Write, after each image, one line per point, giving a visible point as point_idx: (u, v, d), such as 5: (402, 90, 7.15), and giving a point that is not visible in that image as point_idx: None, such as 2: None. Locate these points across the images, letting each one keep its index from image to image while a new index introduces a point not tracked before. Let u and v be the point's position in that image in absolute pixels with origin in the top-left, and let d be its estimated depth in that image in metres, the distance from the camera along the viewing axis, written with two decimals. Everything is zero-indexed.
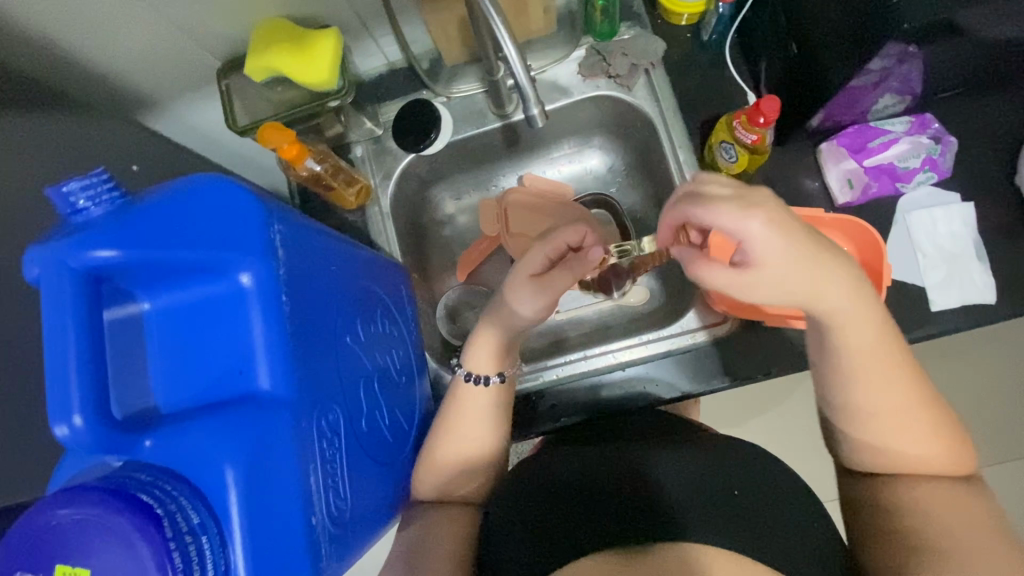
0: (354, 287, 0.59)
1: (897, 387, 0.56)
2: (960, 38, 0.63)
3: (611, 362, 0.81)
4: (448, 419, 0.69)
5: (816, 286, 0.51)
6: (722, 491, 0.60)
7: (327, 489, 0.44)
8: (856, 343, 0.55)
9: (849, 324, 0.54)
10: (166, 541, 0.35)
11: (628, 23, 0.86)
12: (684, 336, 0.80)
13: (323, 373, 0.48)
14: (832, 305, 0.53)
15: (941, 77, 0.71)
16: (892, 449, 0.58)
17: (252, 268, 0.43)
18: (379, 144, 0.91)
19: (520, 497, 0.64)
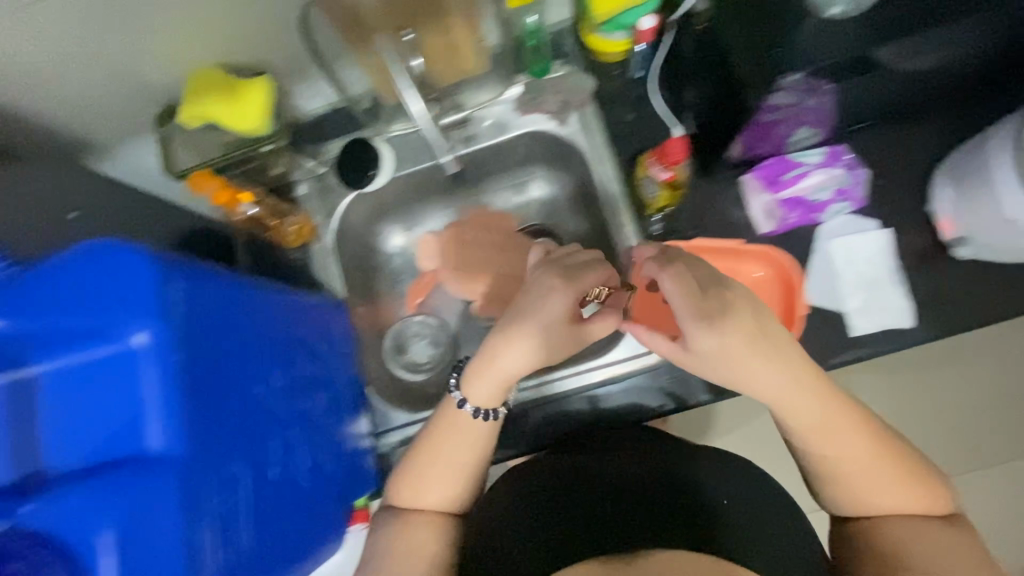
0: (268, 334, 0.61)
1: (853, 433, 0.60)
2: (871, 76, 0.69)
3: (551, 388, 0.83)
4: (438, 443, 0.66)
5: (743, 375, 0.58)
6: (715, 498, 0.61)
7: (220, 542, 0.46)
8: (809, 414, 0.60)
9: (791, 391, 0.59)
10: None
11: (560, 61, 0.89)
12: (619, 360, 0.82)
13: (223, 426, 0.49)
14: (764, 384, 0.59)
15: (846, 110, 0.76)
16: (863, 501, 0.60)
17: (145, 328, 0.45)
18: (322, 182, 0.93)
19: (499, 524, 0.63)
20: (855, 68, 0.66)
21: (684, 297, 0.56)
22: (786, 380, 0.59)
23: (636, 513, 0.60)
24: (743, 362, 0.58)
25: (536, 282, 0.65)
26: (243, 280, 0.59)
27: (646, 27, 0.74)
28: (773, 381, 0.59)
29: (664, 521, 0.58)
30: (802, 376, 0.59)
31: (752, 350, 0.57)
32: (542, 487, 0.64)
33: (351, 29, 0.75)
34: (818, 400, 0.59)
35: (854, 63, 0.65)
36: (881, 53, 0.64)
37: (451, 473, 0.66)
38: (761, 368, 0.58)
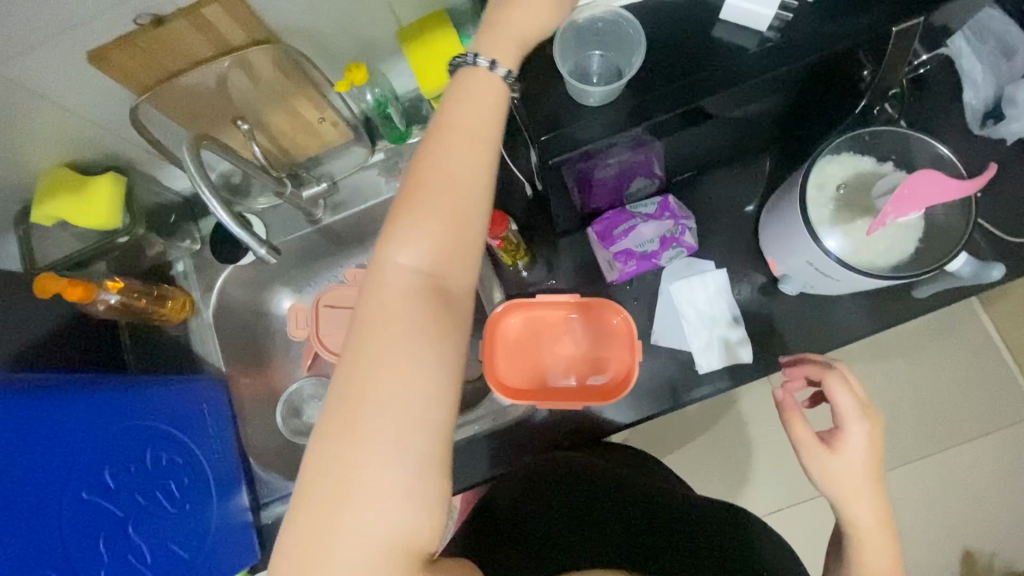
0: (108, 432, 0.64)
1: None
2: (695, 127, 0.72)
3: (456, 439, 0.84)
4: (467, 85, 0.53)
5: (866, 504, 0.61)
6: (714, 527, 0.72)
7: None
8: (874, 554, 0.61)
9: (866, 507, 0.61)
10: None
11: (418, 126, 0.93)
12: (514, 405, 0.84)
13: (27, 539, 0.53)
14: (863, 504, 0.62)
15: (674, 160, 0.79)
16: None
17: None
18: (200, 258, 0.95)
19: (519, 508, 0.75)
20: (677, 121, 0.68)
21: (850, 407, 0.62)
22: (864, 503, 0.61)
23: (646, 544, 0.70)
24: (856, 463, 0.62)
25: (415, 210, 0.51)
26: (76, 383, 0.62)
27: None
28: (863, 495, 0.61)
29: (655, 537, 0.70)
30: (883, 511, 0.62)
31: (864, 459, 0.62)
32: (574, 498, 0.75)
33: (191, 118, 0.77)
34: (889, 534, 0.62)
35: (674, 118, 0.67)
36: (703, 105, 0.65)
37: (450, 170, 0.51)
38: (867, 500, 0.61)
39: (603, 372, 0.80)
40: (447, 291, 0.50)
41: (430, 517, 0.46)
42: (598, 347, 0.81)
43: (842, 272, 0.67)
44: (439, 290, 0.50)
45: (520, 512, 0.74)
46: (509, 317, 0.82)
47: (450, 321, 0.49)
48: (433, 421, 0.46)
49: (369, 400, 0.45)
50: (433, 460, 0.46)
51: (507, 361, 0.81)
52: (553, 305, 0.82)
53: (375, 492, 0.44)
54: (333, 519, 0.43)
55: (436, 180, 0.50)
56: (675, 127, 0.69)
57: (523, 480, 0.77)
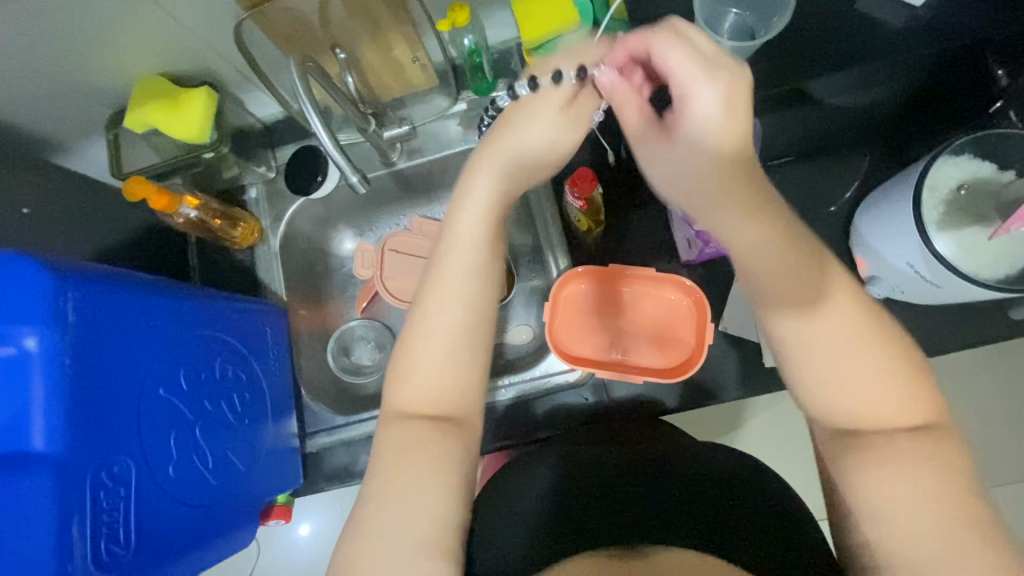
0: (184, 339, 0.64)
1: (885, 387, 0.52)
2: (808, 105, 0.69)
3: (495, 401, 0.83)
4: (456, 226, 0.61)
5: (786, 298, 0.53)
6: (742, 517, 0.61)
7: (98, 536, 0.50)
8: (868, 389, 0.52)
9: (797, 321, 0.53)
10: None
11: (504, 80, 0.91)
12: (558, 371, 0.83)
13: (111, 427, 0.53)
14: (792, 309, 0.53)
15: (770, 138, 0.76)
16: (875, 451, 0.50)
17: (36, 334, 0.49)
18: (272, 186, 0.96)
19: (523, 487, 0.65)
20: (794, 96, 0.66)
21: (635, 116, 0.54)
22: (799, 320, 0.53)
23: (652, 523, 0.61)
24: (750, 255, 0.53)
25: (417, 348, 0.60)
26: (159, 286, 0.63)
27: None
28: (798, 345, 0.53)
29: (670, 519, 0.62)
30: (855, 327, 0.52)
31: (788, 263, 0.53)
32: (577, 472, 0.66)
33: (287, 44, 0.77)
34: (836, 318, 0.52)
35: (792, 92, 0.65)
36: (815, 86, 0.64)
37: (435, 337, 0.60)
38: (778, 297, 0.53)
39: (663, 349, 0.80)
40: (449, 421, 0.59)
41: None
42: (660, 323, 0.81)
43: (944, 277, 0.63)
44: (443, 421, 0.58)
45: (529, 492, 0.65)
46: (573, 284, 0.81)
47: (452, 437, 0.58)
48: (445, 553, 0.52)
49: (384, 524, 0.52)
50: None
51: (568, 326, 0.81)
52: (620, 276, 0.81)
53: None
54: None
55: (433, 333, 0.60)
56: (791, 101, 0.67)
57: (527, 460, 0.68)
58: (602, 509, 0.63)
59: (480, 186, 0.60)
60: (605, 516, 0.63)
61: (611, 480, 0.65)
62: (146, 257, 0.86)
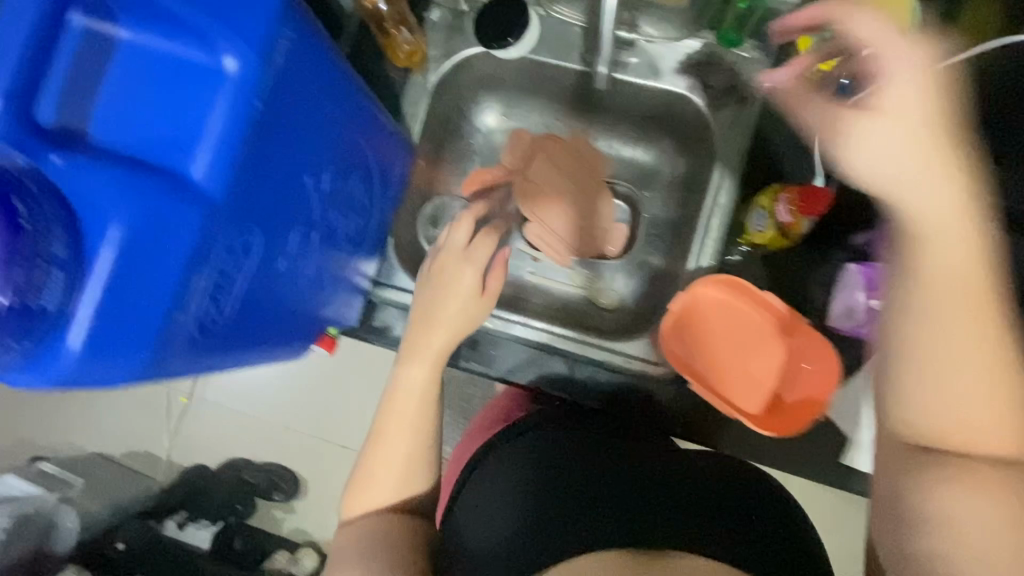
0: (341, 136, 0.57)
1: (983, 390, 0.45)
2: None
3: (547, 344, 0.81)
4: (444, 258, 0.74)
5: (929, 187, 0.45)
6: (750, 547, 0.57)
7: (210, 298, 0.44)
8: (984, 412, 0.45)
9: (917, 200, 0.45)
10: (22, 259, 0.34)
11: (753, 43, 0.79)
12: (616, 343, 0.80)
13: (262, 194, 0.46)
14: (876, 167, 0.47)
15: None
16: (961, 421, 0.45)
17: (242, 55, 0.40)
18: (458, 20, 0.85)
19: (489, 484, 0.65)
20: None
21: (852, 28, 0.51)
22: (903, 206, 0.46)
23: (633, 521, 0.58)
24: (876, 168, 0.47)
25: (447, 269, 0.74)
26: (345, 69, 0.54)
27: None
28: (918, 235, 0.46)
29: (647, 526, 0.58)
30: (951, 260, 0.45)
31: (964, 255, 0.45)
32: (530, 466, 0.65)
33: None
34: (958, 322, 0.45)
35: None
36: None
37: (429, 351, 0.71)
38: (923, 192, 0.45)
39: (761, 401, 0.74)
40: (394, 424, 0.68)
41: (404, 487, 0.67)
42: (770, 372, 0.74)
43: None
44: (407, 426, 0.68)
45: (494, 489, 0.64)
46: (715, 287, 0.75)
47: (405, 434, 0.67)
48: (402, 455, 0.67)
49: (386, 425, 0.68)
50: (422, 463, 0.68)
51: (681, 325, 0.76)
52: (757, 306, 0.74)
53: (375, 472, 0.66)
54: (404, 431, 0.67)
55: (414, 364, 0.71)
56: None
57: (507, 455, 0.68)
58: (553, 506, 0.60)
59: (452, 302, 0.72)
60: (577, 519, 0.58)
61: (574, 484, 0.63)
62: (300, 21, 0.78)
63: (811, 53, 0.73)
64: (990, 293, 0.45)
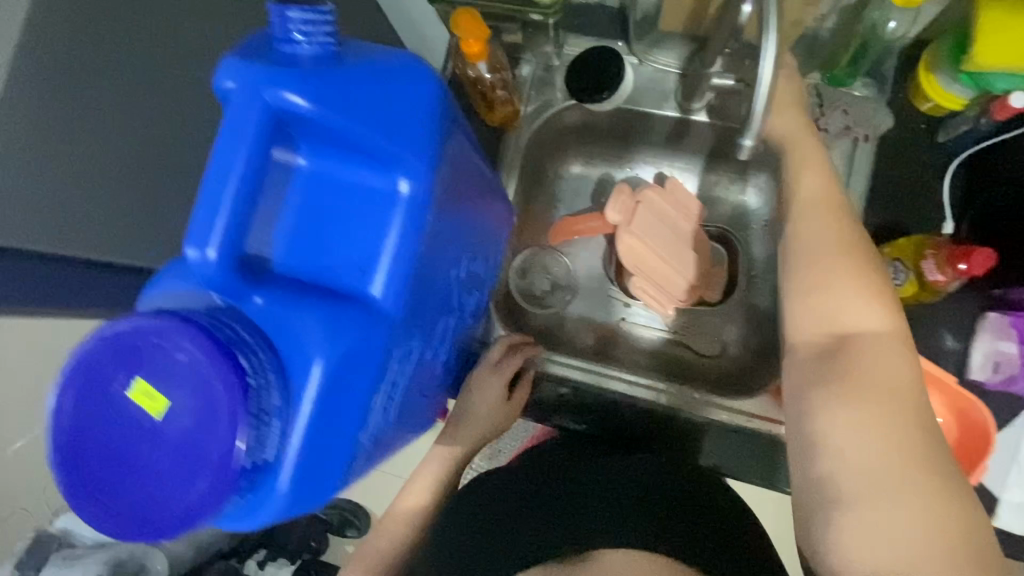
0: (473, 218, 0.56)
1: (863, 313, 0.54)
2: None
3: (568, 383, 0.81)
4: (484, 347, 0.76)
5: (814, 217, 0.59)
6: (643, 515, 0.64)
7: (382, 410, 0.44)
8: (856, 318, 0.54)
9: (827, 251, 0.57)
10: (246, 415, 0.33)
11: (867, 80, 0.75)
12: (625, 374, 0.79)
13: (423, 298, 0.46)
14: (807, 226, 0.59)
15: None
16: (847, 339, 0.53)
17: (420, 174, 0.39)
18: (548, 74, 0.83)
19: (480, 495, 0.73)
20: None
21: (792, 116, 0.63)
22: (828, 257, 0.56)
23: (573, 519, 0.65)
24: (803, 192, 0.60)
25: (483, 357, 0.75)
26: (476, 154, 0.54)
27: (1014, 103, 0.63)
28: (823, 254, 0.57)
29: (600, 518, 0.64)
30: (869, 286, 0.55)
31: (827, 225, 0.58)
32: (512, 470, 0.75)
33: None
34: (852, 289, 0.55)
35: None
36: None
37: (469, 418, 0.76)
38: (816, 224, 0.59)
39: None
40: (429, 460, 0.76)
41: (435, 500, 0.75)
42: None
43: None
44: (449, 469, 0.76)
45: (485, 495, 0.73)
46: None
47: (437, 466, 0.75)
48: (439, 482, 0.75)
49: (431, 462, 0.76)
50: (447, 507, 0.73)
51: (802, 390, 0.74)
52: None
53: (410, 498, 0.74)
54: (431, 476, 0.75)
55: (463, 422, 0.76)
56: None
57: (485, 480, 0.75)
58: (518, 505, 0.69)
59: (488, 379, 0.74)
60: (546, 524, 0.65)
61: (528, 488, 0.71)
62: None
63: (937, 89, 0.70)
64: (857, 258, 0.56)
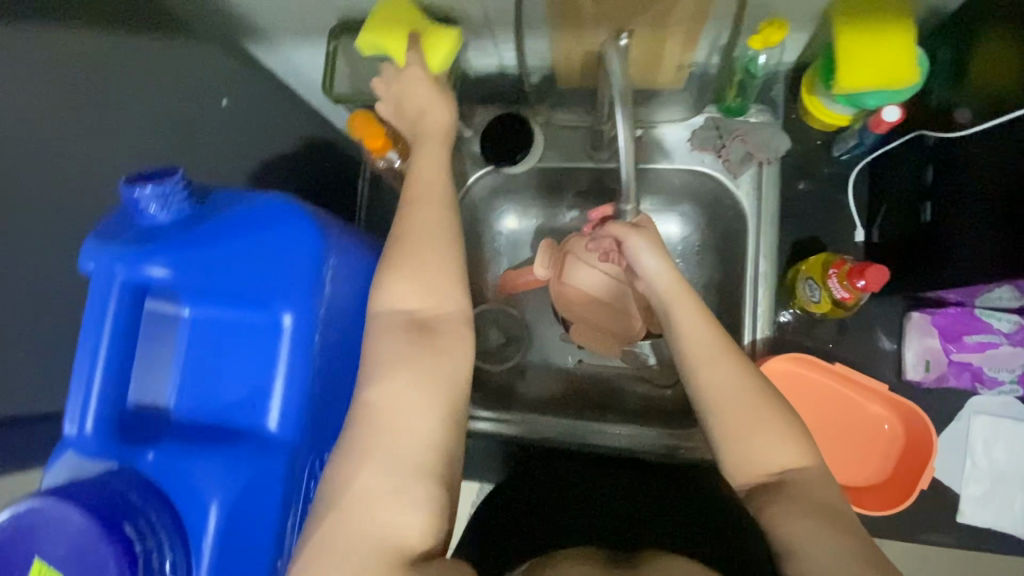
0: None
1: (771, 432, 0.57)
2: None
3: (503, 433, 0.82)
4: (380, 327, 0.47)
5: (689, 321, 0.62)
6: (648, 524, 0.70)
7: (302, 530, 0.44)
8: (780, 453, 0.57)
9: (704, 356, 0.60)
10: None
11: (759, 107, 0.79)
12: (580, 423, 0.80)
13: (332, 414, 0.47)
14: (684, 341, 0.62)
15: None
16: (754, 454, 0.57)
17: (294, 307, 0.41)
18: (463, 145, 0.87)
19: (507, 510, 0.73)
20: None
21: (651, 240, 0.66)
22: (704, 353, 0.61)
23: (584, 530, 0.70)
24: (662, 287, 0.64)
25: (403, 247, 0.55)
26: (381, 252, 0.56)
27: (888, 118, 0.65)
28: (703, 358, 0.60)
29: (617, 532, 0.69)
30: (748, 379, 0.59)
31: (698, 331, 0.61)
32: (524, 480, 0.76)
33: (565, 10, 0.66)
34: (737, 378, 0.59)
35: None
36: None
37: (403, 432, 0.43)
38: (695, 327, 0.62)
39: (854, 468, 0.72)
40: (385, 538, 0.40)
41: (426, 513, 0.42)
42: (856, 440, 0.72)
43: None
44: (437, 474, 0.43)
45: (513, 512, 0.73)
46: (784, 364, 0.71)
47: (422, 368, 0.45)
48: (405, 479, 0.42)
49: (378, 473, 0.42)
50: (459, 412, 0.46)
51: None
52: (835, 377, 0.71)
53: (379, 521, 0.41)
54: (388, 521, 0.41)
55: (381, 436, 0.43)
56: None
57: (509, 493, 0.75)
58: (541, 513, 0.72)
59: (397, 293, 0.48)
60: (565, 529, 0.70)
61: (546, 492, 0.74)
62: (313, 169, 0.86)
63: (819, 108, 0.73)
64: (726, 347, 0.61)
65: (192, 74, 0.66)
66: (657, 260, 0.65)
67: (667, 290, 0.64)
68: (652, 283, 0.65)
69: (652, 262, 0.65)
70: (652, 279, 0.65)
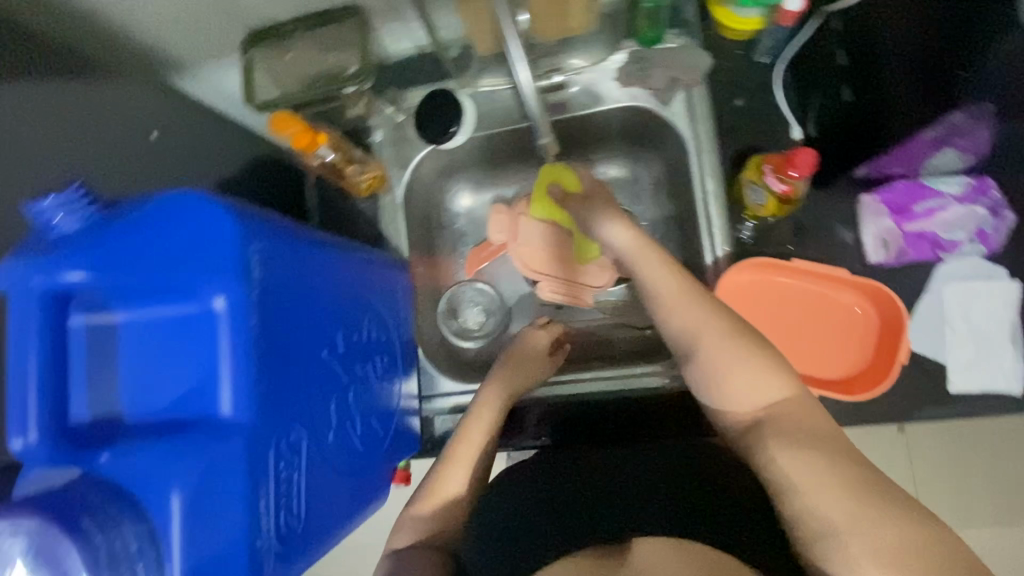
0: (342, 295, 0.58)
1: (747, 368, 0.57)
2: None
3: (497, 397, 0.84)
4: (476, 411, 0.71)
5: (653, 270, 0.66)
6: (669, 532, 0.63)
7: (279, 510, 0.45)
8: (761, 383, 0.57)
9: (671, 298, 0.63)
10: (102, 564, 0.37)
11: (676, 31, 0.78)
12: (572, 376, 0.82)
13: (288, 394, 0.47)
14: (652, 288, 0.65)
15: None
16: (731, 383, 0.58)
17: (222, 291, 0.42)
18: (400, 131, 0.87)
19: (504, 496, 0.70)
20: None
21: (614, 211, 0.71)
22: (670, 289, 0.64)
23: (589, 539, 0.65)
24: (621, 245, 0.69)
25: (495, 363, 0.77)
26: (321, 237, 0.56)
27: (791, 7, 0.65)
28: (674, 301, 0.63)
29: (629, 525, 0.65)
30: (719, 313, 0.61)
31: (663, 273, 0.65)
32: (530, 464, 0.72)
33: None
34: (708, 312, 0.62)
35: None
36: None
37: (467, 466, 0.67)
38: (657, 270, 0.66)
39: (837, 360, 0.72)
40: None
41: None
42: (832, 331, 0.72)
43: None
44: None
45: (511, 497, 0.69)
46: (746, 273, 0.72)
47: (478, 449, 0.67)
48: None
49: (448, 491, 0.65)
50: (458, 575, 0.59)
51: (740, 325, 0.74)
52: (796, 274, 0.72)
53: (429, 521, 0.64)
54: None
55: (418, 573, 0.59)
56: None
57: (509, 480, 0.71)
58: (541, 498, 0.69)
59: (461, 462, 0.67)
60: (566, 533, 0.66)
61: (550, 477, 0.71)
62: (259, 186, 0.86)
63: (728, 17, 0.73)
64: (695, 288, 0.64)
65: (115, 110, 0.67)
66: (621, 226, 0.70)
67: (626, 246, 0.69)
68: (616, 244, 0.70)
69: (610, 223, 0.70)
70: (617, 241, 0.70)
